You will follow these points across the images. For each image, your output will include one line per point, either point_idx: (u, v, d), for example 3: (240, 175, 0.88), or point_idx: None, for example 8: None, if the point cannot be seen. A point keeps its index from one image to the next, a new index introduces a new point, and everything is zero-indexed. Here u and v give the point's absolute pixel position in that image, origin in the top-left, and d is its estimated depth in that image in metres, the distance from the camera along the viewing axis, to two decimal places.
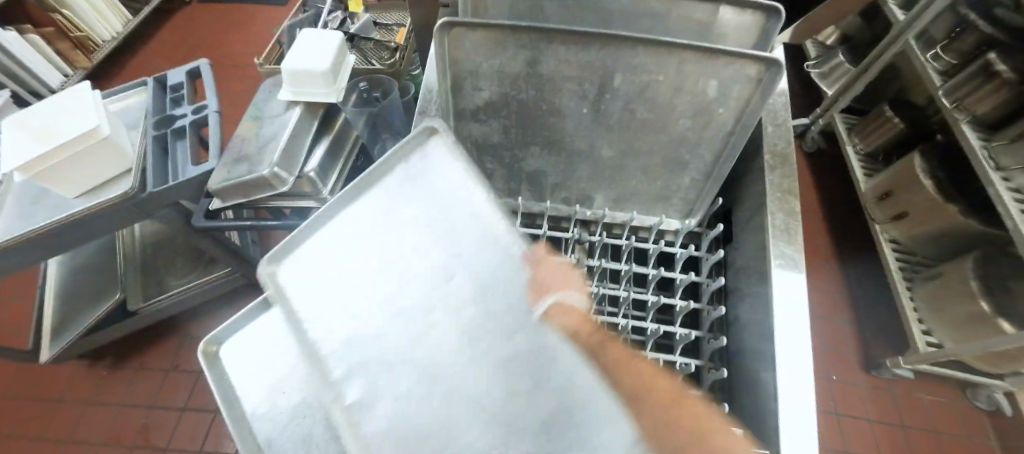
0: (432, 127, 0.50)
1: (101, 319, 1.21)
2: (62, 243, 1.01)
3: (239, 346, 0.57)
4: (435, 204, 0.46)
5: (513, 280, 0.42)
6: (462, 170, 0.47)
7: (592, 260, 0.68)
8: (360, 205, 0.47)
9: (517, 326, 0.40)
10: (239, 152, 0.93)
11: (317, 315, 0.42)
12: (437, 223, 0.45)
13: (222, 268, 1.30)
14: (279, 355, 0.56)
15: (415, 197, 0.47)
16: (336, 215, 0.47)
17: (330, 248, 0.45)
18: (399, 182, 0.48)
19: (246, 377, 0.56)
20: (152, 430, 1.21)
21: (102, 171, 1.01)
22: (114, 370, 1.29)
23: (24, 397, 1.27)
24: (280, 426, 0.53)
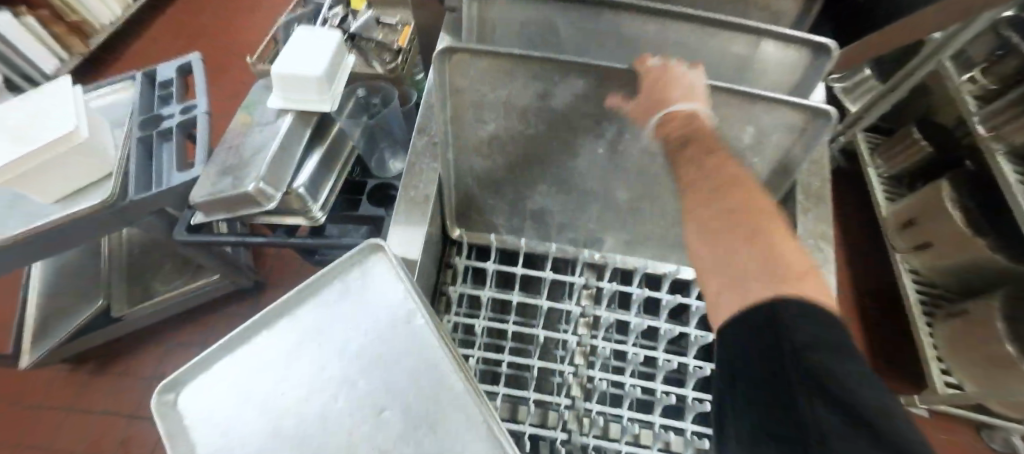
0: (376, 242, 0.62)
1: (83, 325, 1.16)
2: (40, 251, 0.96)
3: (199, 402, 0.52)
4: (371, 311, 0.57)
5: (425, 389, 0.52)
6: (396, 281, 0.59)
7: (599, 309, 0.64)
8: (316, 298, 0.58)
9: (423, 426, 0.50)
10: (226, 163, 0.87)
11: (273, 381, 0.53)
12: (369, 329, 0.56)
13: (210, 274, 1.24)
14: (236, 416, 0.51)
15: (356, 300, 0.58)
16: (299, 312, 0.57)
17: (289, 331, 0.56)
18: (348, 283, 0.59)
19: (204, 434, 0.51)
20: (133, 442, 1.16)
21: (81, 176, 0.95)
22: (97, 375, 1.24)
23: (5, 400, 1.23)
24: None
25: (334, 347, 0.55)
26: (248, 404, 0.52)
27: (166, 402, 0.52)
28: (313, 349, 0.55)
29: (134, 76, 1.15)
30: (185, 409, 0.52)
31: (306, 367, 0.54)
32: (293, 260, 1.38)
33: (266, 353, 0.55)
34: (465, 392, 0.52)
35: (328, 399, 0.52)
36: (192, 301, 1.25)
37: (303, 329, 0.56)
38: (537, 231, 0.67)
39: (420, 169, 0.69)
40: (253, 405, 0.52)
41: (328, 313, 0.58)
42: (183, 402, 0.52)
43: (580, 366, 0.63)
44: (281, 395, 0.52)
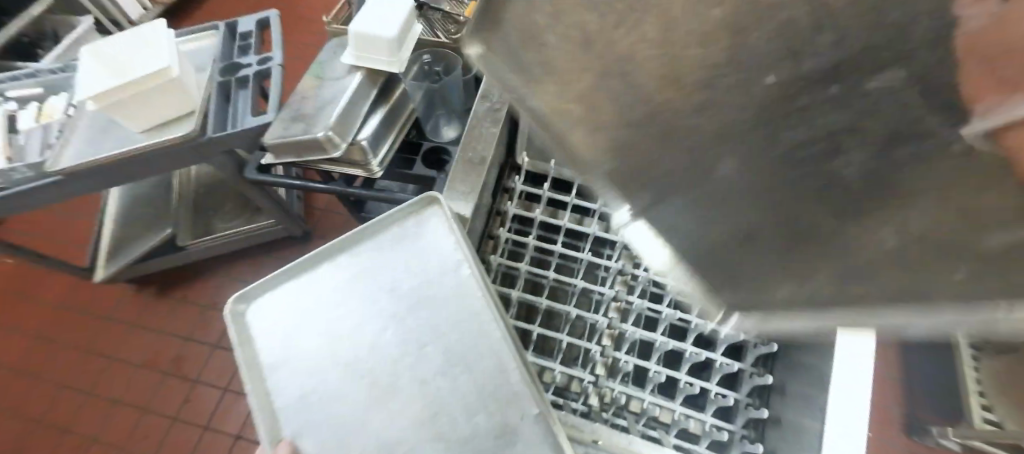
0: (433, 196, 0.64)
1: (151, 250, 1.26)
2: (124, 175, 1.05)
3: (264, 316, 0.58)
4: (421, 258, 0.61)
5: (465, 333, 0.56)
6: (449, 234, 0.62)
7: (632, 295, 0.69)
8: (372, 241, 0.62)
9: (460, 365, 0.54)
10: (297, 110, 0.94)
11: (329, 309, 0.58)
12: (418, 274, 0.60)
13: (265, 219, 1.32)
14: (296, 333, 0.56)
15: (409, 247, 0.62)
16: (356, 251, 0.62)
17: (345, 267, 0.61)
18: (404, 231, 0.63)
19: (269, 344, 0.56)
20: (186, 362, 1.27)
21: (168, 110, 1.04)
22: (158, 298, 1.35)
23: (77, 308, 1.36)
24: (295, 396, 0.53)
25: (384, 285, 0.59)
26: (308, 325, 0.57)
27: (238, 312, 0.58)
28: (366, 285, 0.59)
29: (217, 26, 1.23)
30: (252, 319, 0.58)
31: (357, 300, 0.58)
32: (340, 214, 1.45)
33: (325, 283, 0.60)
34: (501, 341, 0.55)
35: (377, 330, 0.56)
36: (247, 242, 1.33)
37: (358, 267, 0.61)
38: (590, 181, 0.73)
39: (479, 133, 0.73)
40: (311, 327, 0.57)
41: (381, 256, 0.61)
42: (251, 313, 0.58)
43: (607, 346, 0.66)
44: (335, 322, 0.57)
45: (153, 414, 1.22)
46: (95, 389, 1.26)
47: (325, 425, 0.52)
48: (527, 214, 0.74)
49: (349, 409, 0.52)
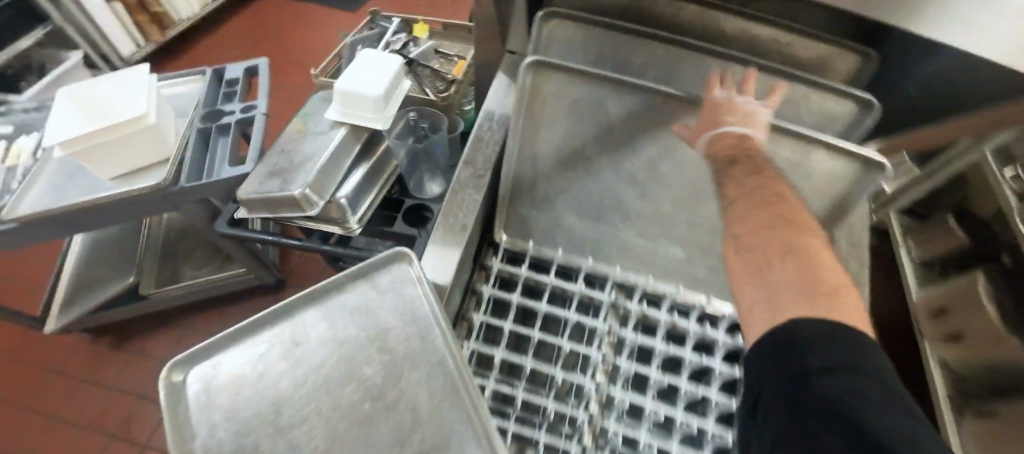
0: (226, 340, 0.57)
1: (110, 299, 1.20)
2: (90, 222, 1.01)
3: (206, 388, 0.54)
4: (248, 383, 0.54)
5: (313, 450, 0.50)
6: (239, 370, 0.55)
7: (615, 392, 0.61)
8: (227, 353, 0.57)
9: None
10: (276, 165, 0.91)
11: (250, 392, 0.53)
12: (255, 393, 0.53)
13: (235, 267, 1.27)
14: (211, 413, 0.53)
15: (241, 368, 0.55)
16: (203, 367, 0.56)
17: (236, 365, 0.56)
18: (217, 363, 0.56)
19: (201, 417, 0.52)
20: (136, 422, 1.18)
21: (141, 157, 1.00)
22: (113, 350, 1.27)
23: (24, 359, 1.27)
24: None
25: (241, 399, 0.53)
26: (225, 406, 0.53)
27: (175, 384, 0.54)
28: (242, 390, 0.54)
29: (204, 71, 1.22)
30: (191, 393, 0.54)
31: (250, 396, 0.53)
32: (316, 262, 1.41)
33: (232, 371, 0.55)
34: None
35: (296, 430, 0.51)
36: (215, 291, 1.28)
37: (218, 377, 0.55)
38: (580, 244, 0.69)
39: (460, 198, 0.71)
40: (217, 415, 0.52)
41: (216, 378, 0.55)
42: (190, 383, 0.55)
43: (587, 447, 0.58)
44: (256, 399, 0.53)
45: None
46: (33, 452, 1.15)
47: None
48: (511, 271, 0.69)
49: None
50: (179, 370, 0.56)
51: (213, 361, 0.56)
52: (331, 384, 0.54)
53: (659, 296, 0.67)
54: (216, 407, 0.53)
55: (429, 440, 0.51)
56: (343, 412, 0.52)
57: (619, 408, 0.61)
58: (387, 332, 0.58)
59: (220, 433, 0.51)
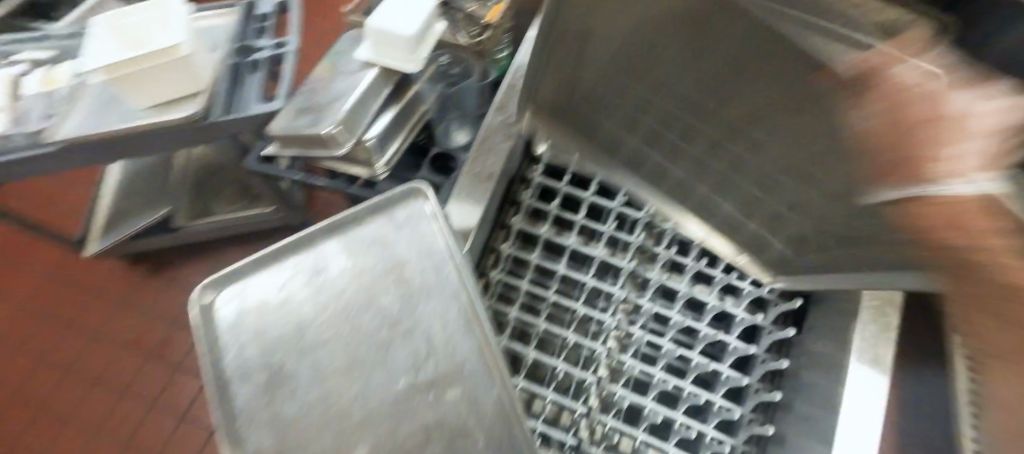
0: (253, 267, 0.58)
1: (145, 228, 1.25)
2: (124, 151, 1.03)
3: (233, 309, 0.56)
4: (273, 310, 0.56)
5: (330, 377, 0.52)
6: (263, 298, 0.56)
7: (625, 358, 0.65)
8: (252, 279, 0.58)
9: (346, 410, 0.50)
10: (307, 103, 0.90)
11: (273, 318, 0.55)
12: (279, 319, 0.55)
13: (264, 206, 1.29)
14: (235, 335, 0.54)
15: (265, 295, 0.57)
16: (230, 290, 0.57)
17: (260, 292, 0.57)
18: (240, 289, 0.57)
19: (227, 338, 0.54)
20: (170, 348, 1.24)
21: (173, 89, 0.99)
22: (147, 278, 1.33)
23: (65, 280, 1.34)
24: (251, 396, 0.51)
25: (263, 323, 0.55)
26: (250, 330, 0.54)
27: (206, 304, 0.56)
28: (265, 316, 0.55)
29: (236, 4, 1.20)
30: (220, 313, 0.56)
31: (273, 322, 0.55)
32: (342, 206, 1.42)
33: (256, 296, 0.57)
34: (358, 394, 0.51)
35: (316, 357, 0.53)
36: (244, 228, 1.31)
37: (242, 301, 0.56)
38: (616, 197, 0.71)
39: (490, 147, 0.70)
40: (242, 336, 0.54)
41: (241, 302, 0.56)
42: (217, 305, 0.57)
43: (592, 408, 0.63)
44: (281, 325, 0.54)
45: (129, 401, 1.19)
46: (76, 368, 1.23)
47: (265, 428, 0.50)
48: (532, 231, 0.72)
49: (292, 428, 0.50)
50: (209, 292, 0.57)
51: (240, 285, 0.58)
52: (350, 311, 0.55)
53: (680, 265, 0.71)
54: (242, 329, 0.54)
55: (441, 370, 0.52)
56: (360, 341, 0.54)
57: (630, 374, 0.65)
58: (405, 269, 0.58)
59: (246, 352, 0.53)
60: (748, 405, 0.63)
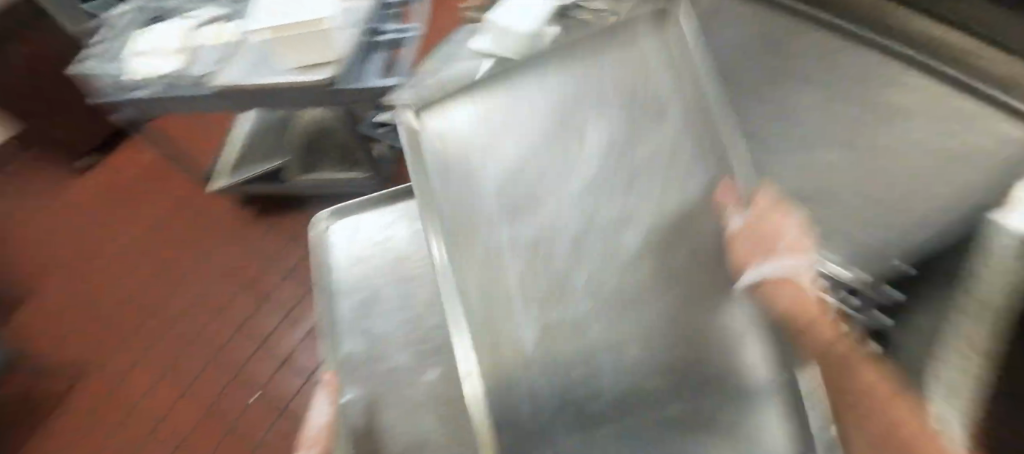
0: (362, 210, 0.76)
1: (262, 175, 1.43)
2: (262, 102, 1.18)
3: (349, 240, 0.75)
4: (377, 246, 0.74)
5: (411, 303, 0.69)
6: (368, 233, 0.75)
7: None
8: (361, 218, 0.76)
9: (420, 332, 0.66)
10: (424, 81, 0.99)
11: (377, 251, 0.74)
12: (380, 253, 0.73)
13: (359, 172, 1.40)
14: (350, 261, 0.74)
15: (371, 233, 0.75)
16: (344, 226, 0.76)
17: (368, 228, 0.75)
18: (353, 226, 0.76)
19: (343, 261, 0.74)
20: (259, 280, 1.42)
21: (313, 55, 1.13)
22: (253, 219, 1.52)
23: (187, 210, 1.55)
24: (355, 306, 0.70)
25: (370, 255, 0.74)
26: (360, 258, 0.74)
27: (328, 231, 0.76)
28: (370, 249, 0.74)
29: None
30: (338, 240, 0.75)
31: (377, 254, 0.73)
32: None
33: (365, 232, 0.75)
34: (428, 318, 0.66)
35: (404, 284, 0.70)
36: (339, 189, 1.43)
37: (357, 235, 0.75)
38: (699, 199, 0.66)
39: None
40: (354, 262, 0.73)
41: (353, 236, 0.75)
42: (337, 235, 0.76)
43: None
44: (383, 255, 0.73)
45: (225, 320, 1.37)
46: (186, 284, 1.44)
47: (363, 333, 0.68)
48: None
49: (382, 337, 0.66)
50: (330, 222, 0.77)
51: (353, 221, 0.76)
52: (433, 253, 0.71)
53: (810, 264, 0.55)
54: (354, 255, 0.74)
55: None
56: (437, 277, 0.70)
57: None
58: None
59: (356, 273, 0.73)
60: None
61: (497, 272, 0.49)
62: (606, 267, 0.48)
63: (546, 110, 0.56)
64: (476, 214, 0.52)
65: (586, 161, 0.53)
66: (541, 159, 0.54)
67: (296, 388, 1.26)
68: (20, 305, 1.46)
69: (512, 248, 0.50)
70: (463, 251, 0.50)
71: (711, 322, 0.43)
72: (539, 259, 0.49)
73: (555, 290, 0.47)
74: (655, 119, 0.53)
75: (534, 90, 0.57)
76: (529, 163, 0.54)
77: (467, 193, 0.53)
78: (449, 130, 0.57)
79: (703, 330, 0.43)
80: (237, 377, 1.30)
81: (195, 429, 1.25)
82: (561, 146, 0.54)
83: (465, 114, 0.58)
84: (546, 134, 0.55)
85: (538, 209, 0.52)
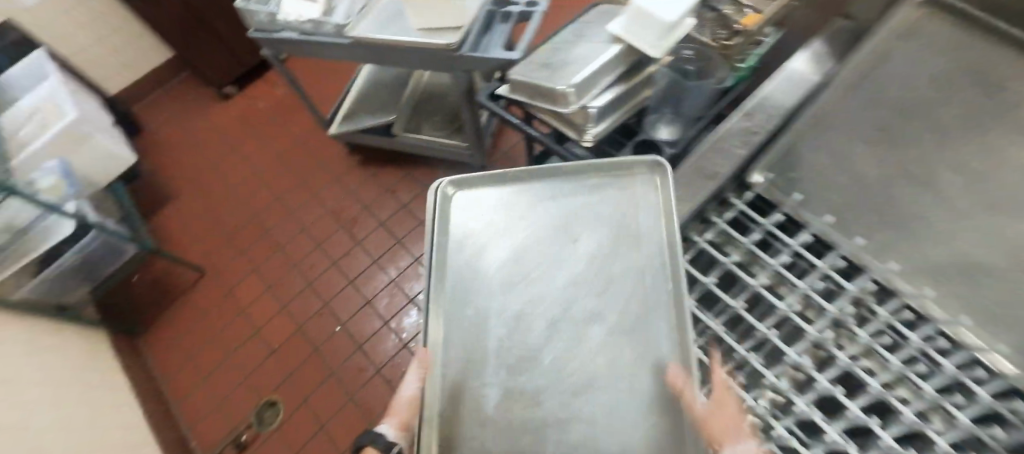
0: (466, 184, 0.73)
1: (373, 127, 1.50)
2: (392, 57, 1.26)
3: (458, 212, 0.71)
4: (479, 227, 0.70)
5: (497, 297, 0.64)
6: (474, 213, 0.71)
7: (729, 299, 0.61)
8: (469, 193, 0.73)
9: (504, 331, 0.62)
10: (547, 60, 0.97)
11: (475, 235, 0.69)
12: (482, 235, 0.69)
13: (460, 142, 1.48)
14: (452, 235, 0.69)
15: (477, 214, 0.71)
16: (453, 198, 0.73)
17: (480, 207, 0.72)
18: (461, 199, 0.72)
19: (451, 233, 0.69)
20: (358, 225, 1.55)
21: (444, 19, 1.16)
22: (361, 166, 1.64)
23: (307, 148, 1.70)
24: (451, 287, 0.66)
25: (469, 236, 0.69)
26: (460, 235, 0.69)
27: (442, 194, 0.72)
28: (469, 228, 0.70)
29: None
30: (449, 207, 0.71)
31: (481, 237, 0.69)
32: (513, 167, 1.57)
33: (474, 207, 0.72)
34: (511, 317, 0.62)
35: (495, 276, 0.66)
36: (437, 153, 1.49)
37: (460, 211, 0.71)
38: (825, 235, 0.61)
39: (722, 149, 0.65)
40: (455, 238, 0.69)
41: (459, 211, 0.71)
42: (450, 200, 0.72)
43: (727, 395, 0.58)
44: (484, 239, 0.69)
45: (322, 254, 1.52)
46: (295, 215, 1.59)
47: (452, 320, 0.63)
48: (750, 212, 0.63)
49: (469, 329, 0.63)
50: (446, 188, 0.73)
51: (468, 193, 0.73)
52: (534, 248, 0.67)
53: (827, 244, 0.58)
54: (458, 230, 0.70)
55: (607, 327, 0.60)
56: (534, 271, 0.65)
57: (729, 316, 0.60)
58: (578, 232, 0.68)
59: (459, 250, 0.68)
60: (834, 425, 0.51)
61: (482, 334, 0.62)
62: (570, 355, 0.58)
63: (552, 214, 0.69)
64: (476, 288, 0.65)
65: (573, 265, 0.64)
66: (547, 246, 0.67)
67: (372, 331, 1.39)
68: (159, 201, 1.67)
69: (497, 320, 0.62)
70: (460, 311, 0.64)
71: (633, 399, 0.55)
72: (516, 334, 0.61)
73: (521, 362, 0.59)
74: (636, 245, 0.64)
75: (543, 197, 0.71)
76: (529, 252, 0.67)
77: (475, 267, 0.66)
78: (474, 204, 0.72)
79: (625, 408, 0.55)
80: (325, 307, 1.45)
81: (284, 345, 1.41)
82: (558, 244, 0.66)
83: (489, 197, 0.72)
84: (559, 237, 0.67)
85: (544, 290, 0.63)
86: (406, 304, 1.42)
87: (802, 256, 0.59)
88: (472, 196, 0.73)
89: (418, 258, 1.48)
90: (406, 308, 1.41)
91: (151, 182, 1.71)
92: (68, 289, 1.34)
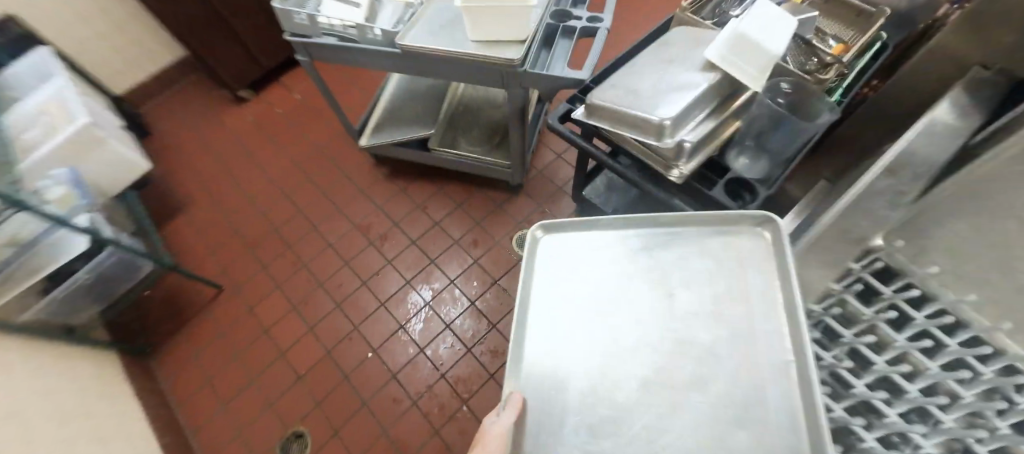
0: (558, 227, 0.70)
1: (409, 140, 1.41)
2: (441, 68, 1.18)
3: (549, 256, 0.68)
4: (569, 274, 0.66)
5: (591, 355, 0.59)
6: (564, 257, 0.68)
7: (852, 378, 0.57)
8: (560, 237, 0.70)
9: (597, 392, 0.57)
10: (632, 86, 0.91)
11: (563, 283, 0.66)
12: (574, 284, 0.65)
13: (502, 158, 1.40)
14: (543, 283, 0.66)
15: (567, 259, 0.68)
16: (543, 241, 0.69)
17: (569, 252, 0.68)
18: (552, 244, 0.69)
19: (539, 279, 0.66)
20: (388, 241, 1.46)
21: (505, 32, 1.08)
22: (390, 177, 1.56)
23: (331, 157, 1.60)
24: (539, 336, 0.62)
25: (559, 283, 0.66)
26: (550, 282, 0.66)
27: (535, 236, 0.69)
28: (561, 276, 0.66)
29: None
30: (541, 251, 0.69)
31: (571, 286, 0.65)
32: (552, 184, 1.50)
33: (564, 252, 0.68)
34: (607, 377, 0.57)
35: (590, 331, 0.61)
36: (477, 169, 1.41)
37: (551, 256, 0.68)
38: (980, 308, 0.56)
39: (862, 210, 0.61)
40: (543, 284, 0.66)
41: (551, 257, 0.68)
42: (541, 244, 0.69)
43: None
44: (574, 288, 0.65)
45: (349, 272, 1.43)
46: (318, 229, 1.49)
47: (540, 369, 0.60)
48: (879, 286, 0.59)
49: (561, 382, 0.58)
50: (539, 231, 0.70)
51: (559, 236, 0.70)
52: (630, 304, 0.62)
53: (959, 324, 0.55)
54: (548, 277, 0.66)
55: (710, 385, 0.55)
56: (629, 326, 0.60)
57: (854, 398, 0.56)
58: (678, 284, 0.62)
59: (549, 294, 0.65)
60: None
61: (563, 392, 0.58)
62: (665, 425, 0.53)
63: (645, 266, 0.64)
64: (562, 342, 0.61)
65: (667, 323, 0.59)
66: (644, 304, 0.61)
67: (406, 359, 1.31)
68: (170, 211, 1.56)
69: (584, 378, 0.58)
70: (543, 361, 0.60)
71: None
72: (603, 397, 0.57)
73: (607, 427, 0.55)
74: (747, 305, 0.58)
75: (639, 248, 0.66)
76: (622, 309, 0.62)
77: (557, 315, 0.63)
78: (561, 250, 0.68)
79: None
80: (354, 332, 1.35)
81: (309, 373, 1.31)
82: (653, 300, 0.61)
83: (575, 243, 0.69)
84: (656, 292, 0.62)
85: (645, 352, 0.58)
86: (441, 331, 1.33)
87: (931, 333, 0.56)
88: (559, 241, 0.69)
89: (454, 279, 1.40)
90: (440, 335, 1.33)
91: (162, 189, 1.59)
92: (76, 310, 1.22)
